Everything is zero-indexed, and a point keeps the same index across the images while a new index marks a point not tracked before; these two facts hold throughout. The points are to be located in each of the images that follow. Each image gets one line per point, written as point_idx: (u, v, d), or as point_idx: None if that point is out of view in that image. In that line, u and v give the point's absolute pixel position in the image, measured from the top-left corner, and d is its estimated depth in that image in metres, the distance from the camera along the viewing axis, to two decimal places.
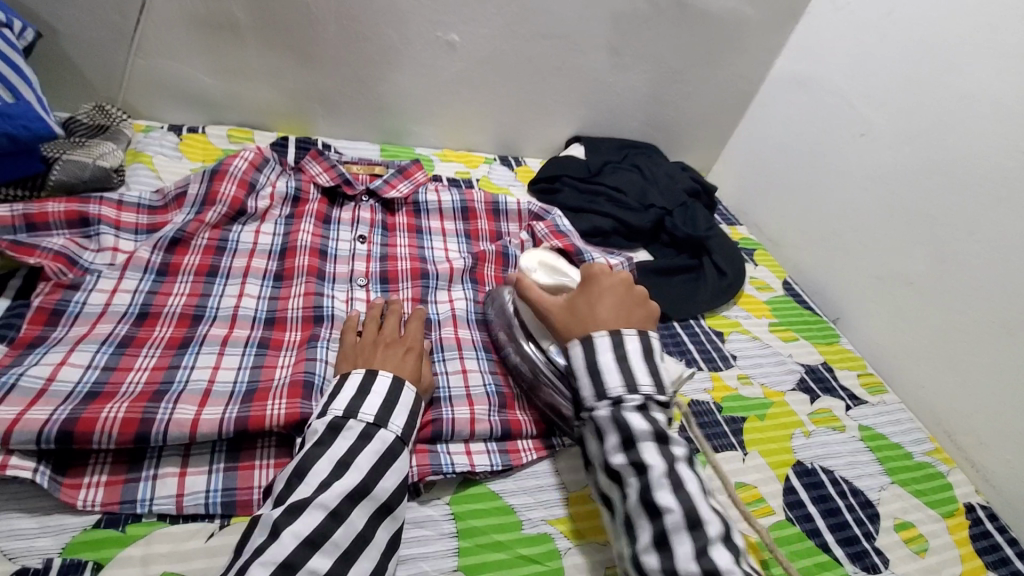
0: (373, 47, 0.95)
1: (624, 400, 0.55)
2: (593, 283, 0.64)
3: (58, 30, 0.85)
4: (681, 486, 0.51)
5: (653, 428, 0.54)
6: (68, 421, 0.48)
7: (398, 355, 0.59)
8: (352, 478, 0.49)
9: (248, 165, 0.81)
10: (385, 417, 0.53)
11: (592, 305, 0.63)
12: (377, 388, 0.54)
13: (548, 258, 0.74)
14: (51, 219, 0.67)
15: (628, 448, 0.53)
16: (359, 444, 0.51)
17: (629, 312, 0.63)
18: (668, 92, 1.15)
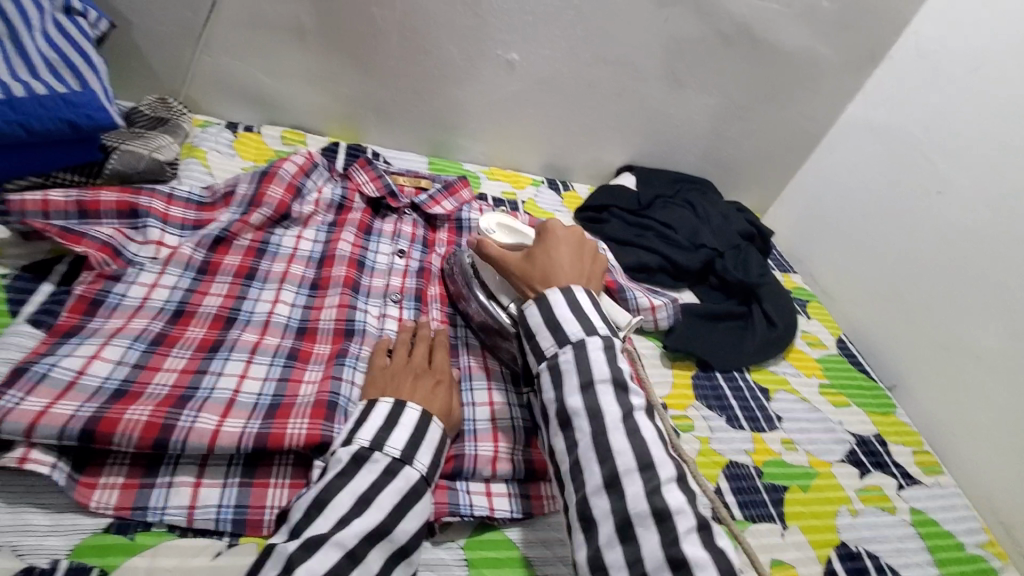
0: (433, 61, 0.95)
1: (584, 343, 0.56)
2: (546, 236, 0.67)
3: (131, 22, 0.86)
4: (635, 432, 0.51)
5: (614, 375, 0.55)
6: (92, 419, 0.48)
7: (426, 387, 0.58)
8: (373, 515, 0.47)
9: (297, 169, 0.81)
10: (410, 453, 0.52)
11: (548, 253, 0.66)
12: (405, 420, 0.53)
13: (506, 220, 0.77)
14: (103, 208, 0.67)
15: (586, 391, 0.53)
16: (382, 480, 0.49)
17: (579, 259, 0.67)
18: (729, 129, 1.11)
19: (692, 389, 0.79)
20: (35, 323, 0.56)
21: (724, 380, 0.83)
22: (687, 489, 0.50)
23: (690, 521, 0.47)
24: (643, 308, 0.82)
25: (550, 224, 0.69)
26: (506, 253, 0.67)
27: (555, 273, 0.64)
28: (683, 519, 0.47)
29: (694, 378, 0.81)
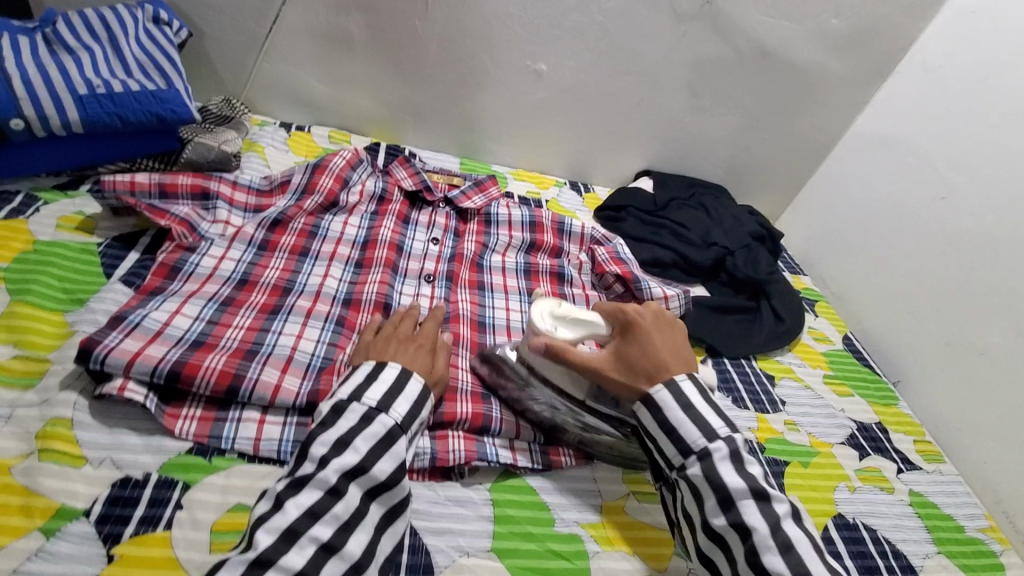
0: (468, 70, 1.04)
1: (710, 453, 0.54)
2: (637, 331, 0.62)
3: (204, 32, 0.98)
4: (789, 548, 0.49)
5: (751, 484, 0.52)
6: (177, 362, 0.56)
7: (410, 351, 0.61)
8: (349, 457, 0.50)
9: (345, 163, 0.90)
10: (388, 401, 0.54)
11: (644, 352, 0.61)
12: (384, 375, 0.56)
13: (557, 309, 0.69)
14: (179, 190, 0.77)
15: (728, 510, 0.52)
16: (359, 426, 0.52)
17: (672, 343, 0.63)
18: (744, 138, 1.18)
19: None
20: (126, 283, 0.66)
21: (732, 366, 0.88)
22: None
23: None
24: (656, 298, 0.88)
25: (633, 313, 0.63)
26: (590, 358, 0.62)
27: (659, 371, 0.59)
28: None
29: (704, 363, 0.87)
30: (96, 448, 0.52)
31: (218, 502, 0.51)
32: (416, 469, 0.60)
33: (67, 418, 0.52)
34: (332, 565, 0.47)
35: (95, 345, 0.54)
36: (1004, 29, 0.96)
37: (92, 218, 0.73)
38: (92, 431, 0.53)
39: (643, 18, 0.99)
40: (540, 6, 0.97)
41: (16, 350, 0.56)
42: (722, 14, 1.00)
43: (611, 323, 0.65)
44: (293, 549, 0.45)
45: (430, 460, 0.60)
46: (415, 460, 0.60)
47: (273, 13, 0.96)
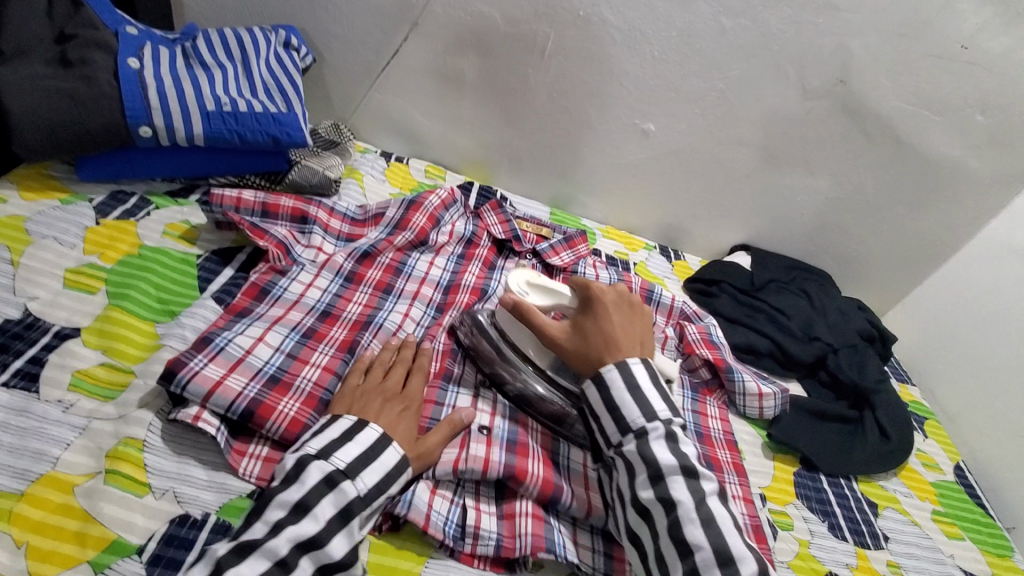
0: (573, 121, 1.01)
1: (647, 431, 0.57)
2: (595, 305, 0.65)
3: (325, 59, 1.01)
4: (711, 523, 0.52)
5: (681, 462, 0.55)
6: (254, 401, 0.55)
7: (393, 412, 0.57)
8: (307, 525, 0.47)
9: (439, 202, 0.89)
10: (357, 468, 0.50)
11: (599, 324, 0.64)
12: (360, 437, 0.52)
13: (534, 277, 0.72)
14: (281, 211, 0.77)
15: (656, 484, 0.54)
16: (321, 489, 0.48)
17: (632, 324, 0.65)
18: (859, 226, 1.08)
19: (793, 486, 0.76)
20: (217, 300, 0.66)
21: (829, 485, 0.78)
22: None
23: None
24: (750, 395, 0.81)
25: (594, 286, 0.66)
26: (549, 325, 0.65)
27: (612, 347, 0.62)
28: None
29: (796, 476, 0.78)
30: (161, 477, 0.50)
31: None
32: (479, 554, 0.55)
33: (139, 439, 0.51)
34: None
35: (180, 367, 0.53)
36: None
37: (196, 228, 0.74)
38: (159, 456, 0.51)
39: (768, 90, 0.94)
40: (660, 66, 0.93)
41: (104, 357, 0.56)
42: (855, 95, 0.94)
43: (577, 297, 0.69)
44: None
45: (495, 548, 0.55)
46: (480, 543, 0.55)
47: (392, 48, 0.98)
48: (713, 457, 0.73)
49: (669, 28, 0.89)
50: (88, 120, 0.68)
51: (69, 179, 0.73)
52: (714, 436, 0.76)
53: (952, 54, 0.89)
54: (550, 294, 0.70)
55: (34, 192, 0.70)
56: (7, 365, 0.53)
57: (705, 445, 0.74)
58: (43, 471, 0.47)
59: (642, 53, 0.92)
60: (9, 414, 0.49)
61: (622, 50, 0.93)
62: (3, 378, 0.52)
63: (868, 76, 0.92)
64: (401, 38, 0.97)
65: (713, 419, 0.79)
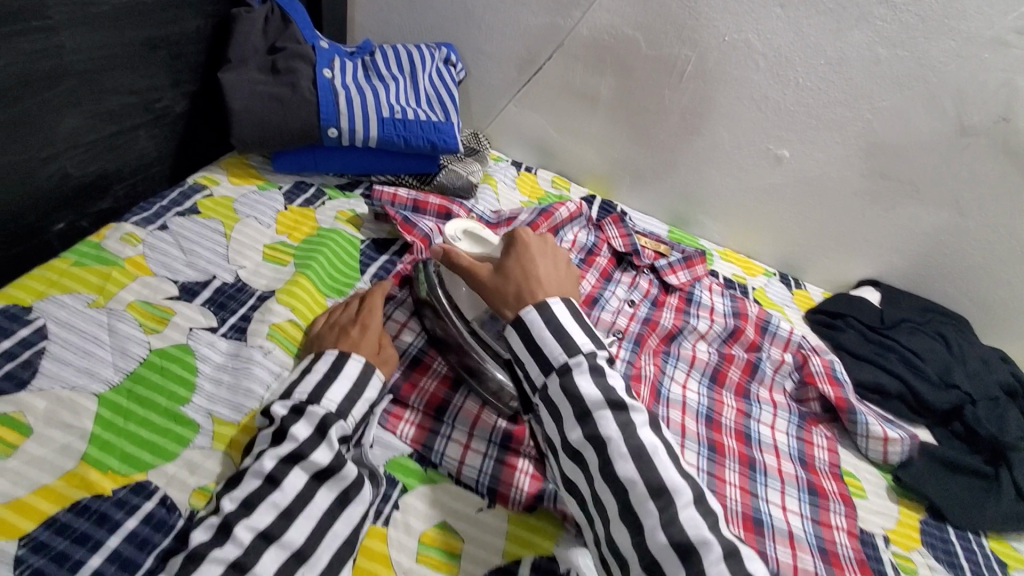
0: (702, 142, 1.03)
1: (569, 367, 0.55)
2: (518, 247, 0.65)
3: (473, 74, 1.10)
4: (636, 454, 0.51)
5: (607, 396, 0.53)
6: (398, 381, 0.66)
7: (350, 333, 0.62)
8: (286, 445, 0.51)
9: (568, 214, 0.95)
10: (317, 393, 0.56)
11: (522, 267, 0.63)
12: (319, 367, 0.58)
13: (472, 228, 0.77)
14: (429, 207, 0.86)
15: (583, 423, 0.52)
16: (290, 416, 0.53)
17: (557, 270, 0.65)
18: (1011, 273, 1.00)
19: (918, 532, 0.73)
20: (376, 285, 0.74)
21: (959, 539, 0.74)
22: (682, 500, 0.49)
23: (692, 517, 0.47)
24: (874, 438, 0.78)
25: (517, 231, 0.66)
26: (475, 267, 0.64)
27: (534, 285, 0.61)
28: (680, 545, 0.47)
29: (922, 523, 0.74)
30: None
31: (426, 513, 0.57)
32: None
33: None
34: (270, 555, 0.46)
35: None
36: None
37: (360, 216, 0.84)
38: None
39: (920, 123, 0.90)
40: (802, 93, 0.93)
41: (291, 315, 0.65)
42: (1022, 133, 0.87)
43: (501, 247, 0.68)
44: (256, 513, 0.48)
45: None
46: None
47: (535, 66, 1.06)
48: (819, 485, 0.72)
49: (817, 55, 0.89)
50: (290, 121, 0.80)
51: (265, 169, 0.86)
52: (819, 465, 0.76)
53: None
54: (482, 243, 0.76)
55: (240, 178, 0.83)
56: (226, 320, 0.63)
57: (810, 472, 0.74)
58: (251, 406, 0.57)
59: (784, 79, 0.93)
60: (228, 358, 0.60)
61: (764, 75, 0.93)
62: (222, 329, 0.62)
63: None
64: (545, 57, 1.04)
65: (819, 450, 0.78)
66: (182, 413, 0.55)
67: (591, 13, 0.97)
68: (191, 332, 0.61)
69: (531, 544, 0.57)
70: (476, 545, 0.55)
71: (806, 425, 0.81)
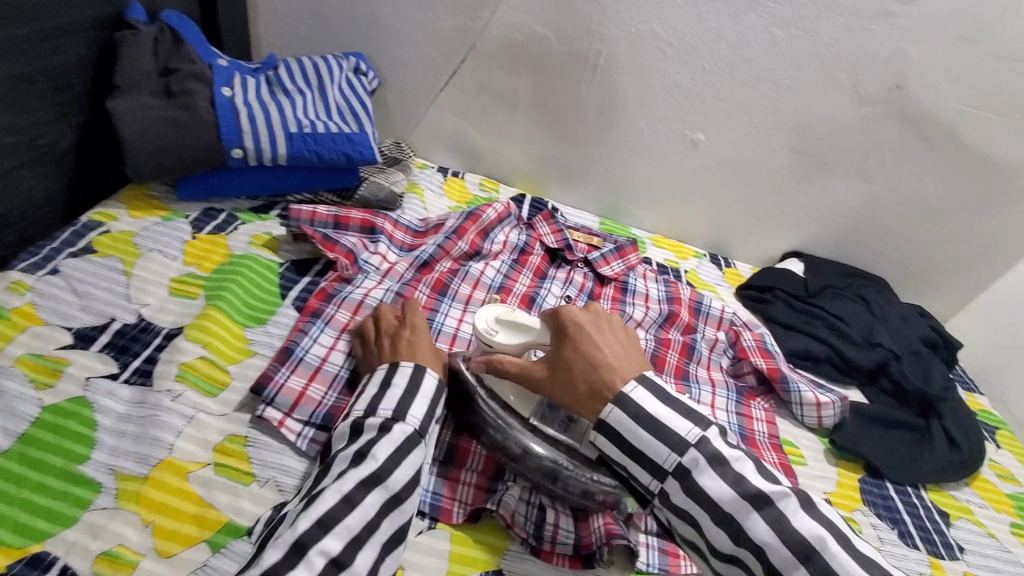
0: (623, 133, 1.04)
1: (685, 468, 0.51)
2: (576, 335, 0.59)
3: (387, 82, 1.08)
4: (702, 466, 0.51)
5: None
6: (332, 407, 0.61)
7: (406, 343, 0.61)
8: (366, 465, 0.49)
9: (495, 216, 0.94)
10: (403, 410, 0.53)
11: (585, 354, 0.57)
12: (396, 380, 0.56)
13: (506, 313, 0.66)
14: (351, 222, 0.83)
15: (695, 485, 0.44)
16: (376, 436, 0.51)
17: (622, 344, 0.59)
18: (918, 232, 1.06)
19: (858, 492, 0.75)
20: (297, 308, 0.71)
21: (899, 493, 0.77)
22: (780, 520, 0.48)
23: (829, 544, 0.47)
24: (807, 404, 0.81)
25: (563, 312, 0.61)
26: (532, 365, 0.60)
27: (607, 373, 0.56)
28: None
29: (862, 482, 0.77)
30: (264, 467, 0.55)
31: None
32: (558, 552, 0.57)
33: (241, 435, 0.57)
34: None
35: (268, 381, 0.60)
36: None
37: (277, 239, 0.80)
38: (260, 449, 0.56)
39: (820, 97, 0.95)
40: (710, 78, 0.95)
41: (203, 352, 0.61)
42: (912, 100, 0.93)
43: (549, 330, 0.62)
44: (328, 536, 0.45)
45: (573, 546, 0.57)
46: (558, 542, 0.58)
47: (450, 70, 1.04)
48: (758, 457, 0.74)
49: (720, 40, 0.92)
50: (190, 144, 0.76)
51: (168, 198, 0.81)
52: (759, 438, 0.77)
53: (1016, 55, 0.87)
54: (523, 329, 0.64)
55: (140, 211, 0.78)
56: (128, 364, 0.59)
57: (749, 447, 0.75)
58: (161, 457, 0.53)
59: (691, 65, 0.95)
60: (132, 407, 0.56)
61: (672, 63, 0.95)
62: (124, 375, 0.58)
63: (927, 81, 0.91)
64: (460, 60, 1.03)
65: (759, 423, 0.79)
66: (81, 473, 0.50)
67: (499, 13, 0.97)
68: (89, 382, 0.57)
69: (477, 561, 0.56)
70: (419, 569, 0.54)
71: (745, 401, 0.82)
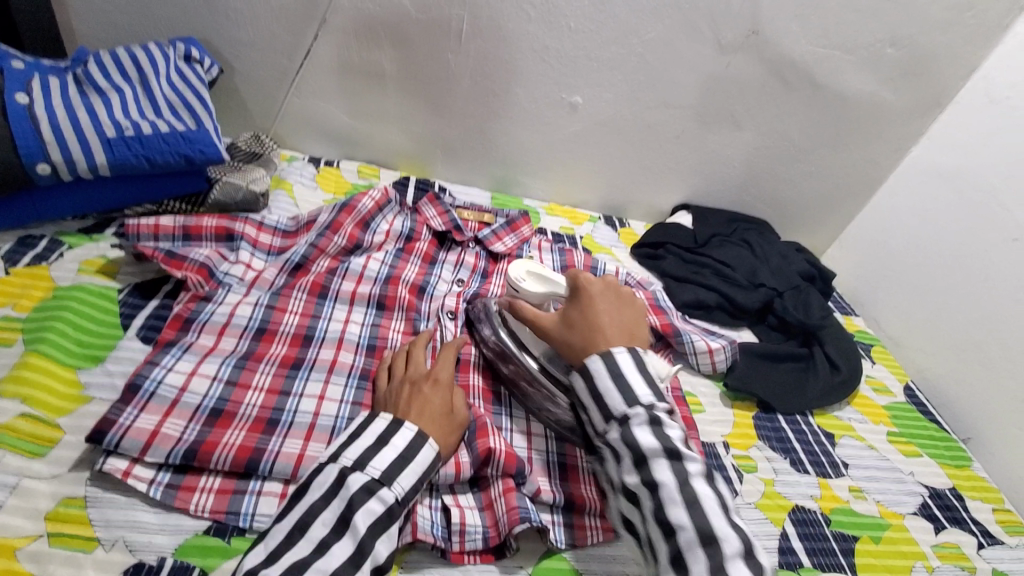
0: (500, 102, 1.00)
1: (630, 419, 0.52)
2: (582, 294, 0.62)
3: (234, 68, 0.97)
4: (620, 376, 0.54)
5: (664, 443, 0.50)
6: (195, 442, 0.54)
7: (424, 394, 0.58)
8: (348, 540, 0.47)
9: (373, 204, 0.86)
10: (392, 474, 0.50)
11: (586, 314, 0.60)
12: (395, 442, 0.52)
13: (535, 268, 0.72)
14: (204, 232, 0.74)
15: (640, 468, 0.50)
16: (362, 498, 0.48)
17: (620, 309, 0.62)
18: (789, 171, 1.11)
19: (754, 429, 0.79)
20: (145, 338, 0.63)
21: (789, 424, 0.81)
22: (661, 429, 0.51)
23: (699, 466, 0.50)
24: (700, 352, 0.83)
25: (581, 276, 0.63)
26: (539, 316, 0.64)
27: (596, 334, 0.59)
28: (667, 484, 0.48)
29: (755, 419, 0.81)
30: (109, 528, 0.49)
31: None
32: (468, 551, 0.55)
33: (79, 497, 0.50)
34: None
35: (109, 426, 0.51)
36: None
37: (115, 261, 0.70)
38: (104, 507, 0.50)
39: (684, 48, 0.95)
40: (578, 37, 0.93)
41: (23, 407, 0.53)
42: (769, 44, 0.95)
43: (567, 290, 0.65)
44: None
45: (483, 541, 0.56)
46: (468, 540, 0.56)
47: (303, 48, 0.95)
48: None
49: None
50: None
51: None
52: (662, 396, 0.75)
53: None
54: (548, 284, 0.70)
55: None
56: None
57: None
58: None
59: (557, 26, 0.92)
60: None
61: (538, 25, 0.92)
62: None
63: (780, 23, 0.93)
64: (311, 36, 0.94)
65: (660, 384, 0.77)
66: None
67: None
68: None
69: None
70: None
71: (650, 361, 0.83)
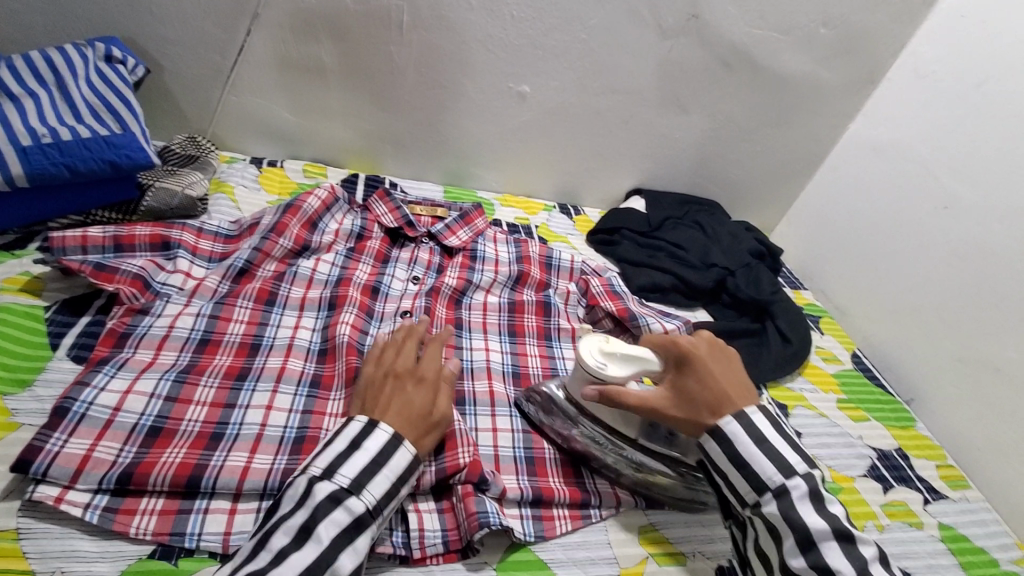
0: (447, 94, 0.99)
1: (789, 491, 0.52)
2: (693, 363, 0.58)
3: (163, 67, 0.92)
4: (764, 440, 0.54)
5: (833, 524, 0.50)
6: (131, 463, 0.51)
7: (405, 393, 0.56)
8: (311, 548, 0.45)
9: (320, 204, 0.83)
10: (362, 482, 0.49)
11: (702, 382, 0.58)
12: (367, 445, 0.50)
13: (608, 344, 0.62)
14: (137, 241, 0.70)
15: (808, 550, 0.50)
16: (326, 507, 0.47)
17: (731, 370, 0.60)
18: (735, 151, 1.14)
19: None
20: (76, 358, 0.60)
21: None
22: (823, 506, 0.51)
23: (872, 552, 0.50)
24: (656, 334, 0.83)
25: (685, 342, 0.60)
26: (646, 394, 0.59)
27: (724, 403, 0.57)
28: (844, 566, 0.48)
29: None
30: (45, 559, 0.46)
31: None
32: (429, 554, 0.55)
33: (10, 529, 0.47)
34: None
35: (36, 453, 0.49)
36: (996, 33, 0.92)
37: (39, 277, 0.66)
38: (37, 538, 0.47)
39: (627, 34, 0.95)
40: (522, 25, 0.92)
41: None
42: (709, 27, 0.96)
43: (664, 360, 0.61)
44: None
45: (443, 545, 0.55)
46: (427, 545, 0.55)
47: (236, 44, 0.91)
48: None
49: None
50: None
51: None
52: None
53: None
54: (635, 362, 0.60)
55: None
56: None
57: None
58: None
59: (498, 14, 0.91)
60: None
61: (479, 14, 0.90)
62: None
63: (718, 6, 0.94)
64: (244, 32, 0.90)
65: None
66: None
67: None
68: None
69: None
70: None
71: None
